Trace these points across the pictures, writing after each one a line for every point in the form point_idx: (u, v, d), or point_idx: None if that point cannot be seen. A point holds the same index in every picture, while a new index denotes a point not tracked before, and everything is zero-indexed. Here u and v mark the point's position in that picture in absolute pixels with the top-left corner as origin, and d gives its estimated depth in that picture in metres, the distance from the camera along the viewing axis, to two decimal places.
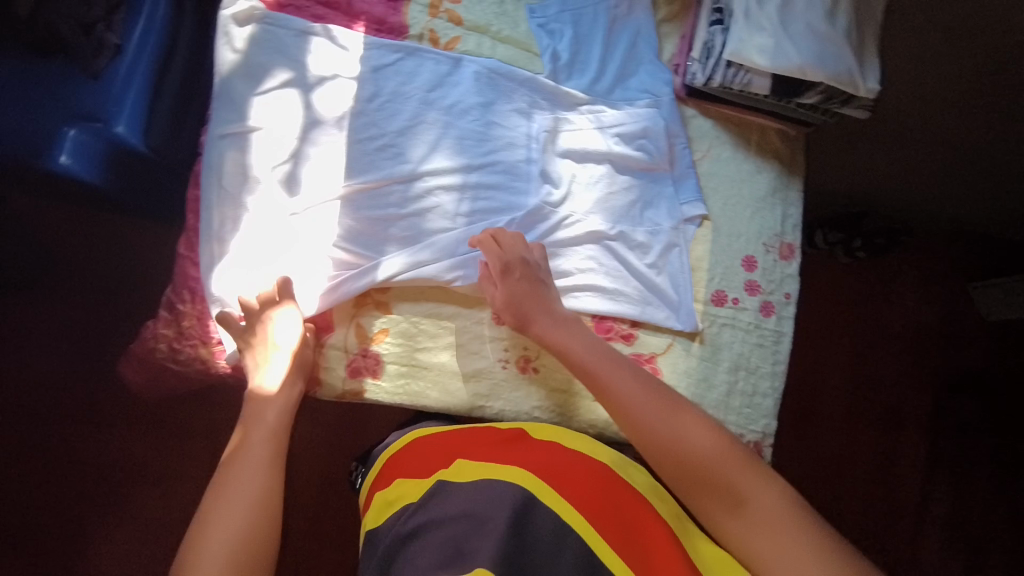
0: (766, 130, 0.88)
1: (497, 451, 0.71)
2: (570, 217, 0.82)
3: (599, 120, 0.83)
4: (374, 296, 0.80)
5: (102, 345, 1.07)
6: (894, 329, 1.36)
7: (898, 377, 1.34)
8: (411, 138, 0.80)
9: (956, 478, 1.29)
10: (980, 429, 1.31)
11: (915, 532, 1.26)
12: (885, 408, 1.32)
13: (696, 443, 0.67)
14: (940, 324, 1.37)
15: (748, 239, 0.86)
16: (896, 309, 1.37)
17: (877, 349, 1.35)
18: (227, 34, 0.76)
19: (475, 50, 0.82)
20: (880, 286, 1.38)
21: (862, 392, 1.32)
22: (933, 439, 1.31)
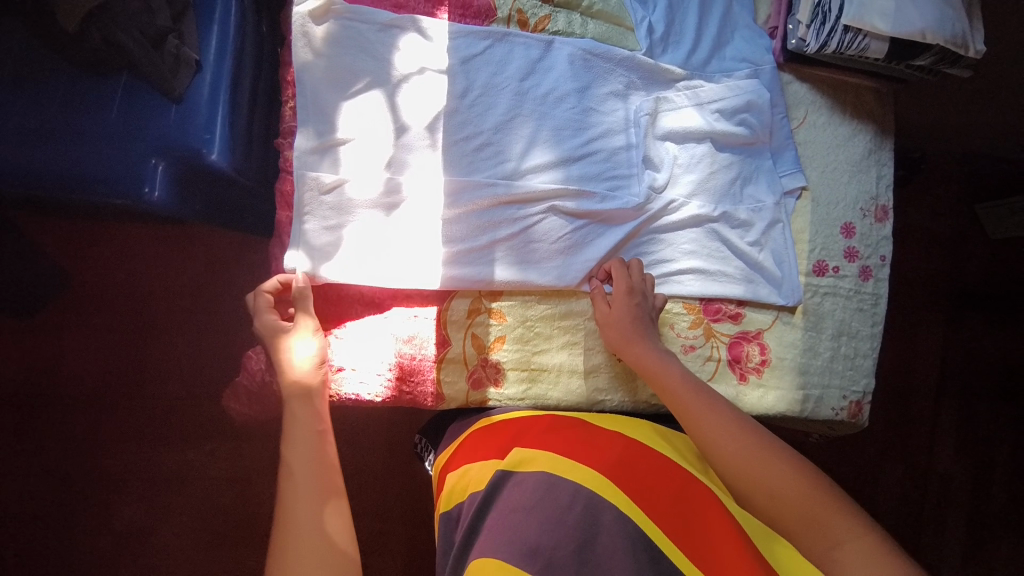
0: (859, 90, 0.86)
1: (572, 446, 0.64)
2: (676, 201, 0.79)
3: (696, 96, 0.80)
4: (486, 304, 0.77)
5: (169, 358, 1.04)
6: (932, 266, 1.38)
7: (921, 303, 1.37)
8: (508, 134, 0.75)
9: (981, 393, 1.35)
10: (994, 343, 1.36)
11: (934, 445, 1.33)
12: (927, 341, 1.36)
13: (785, 476, 0.57)
14: (955, 234, 1.39)
15: (846, 205, 0.85)
16: (928, 246, 1.38)
17: (917, 285, 1.37)
18: (305, 34, 0.69)
19: (566, 29, 0.78)
20: (919, 223, 1.39)
21: (904, 329, 1.36)
22: (971, 366, 1.36)
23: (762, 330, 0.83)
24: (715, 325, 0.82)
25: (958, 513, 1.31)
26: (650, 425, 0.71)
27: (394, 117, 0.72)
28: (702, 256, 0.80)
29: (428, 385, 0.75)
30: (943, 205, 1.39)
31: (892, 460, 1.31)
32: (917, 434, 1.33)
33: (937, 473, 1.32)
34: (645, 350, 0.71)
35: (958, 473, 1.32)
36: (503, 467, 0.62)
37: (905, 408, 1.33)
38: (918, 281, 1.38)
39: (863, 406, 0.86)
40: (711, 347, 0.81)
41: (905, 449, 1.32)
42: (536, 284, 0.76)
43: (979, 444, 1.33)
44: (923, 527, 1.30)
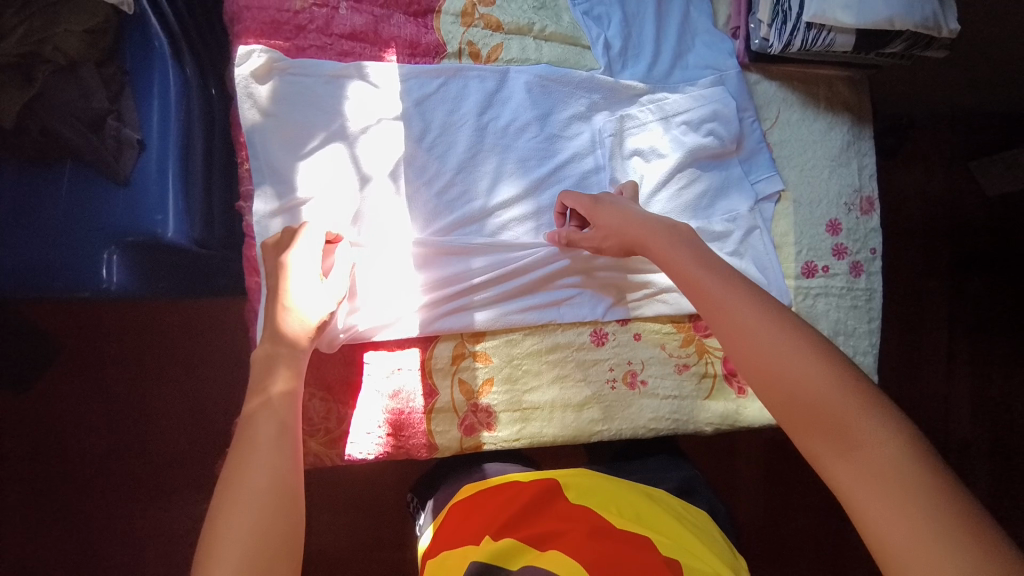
0: (831, 81, 0.83)
1: (552, 525, 0.57)
2: None
3: (661, 109, 0.77)
4: (470, 347, 0.75)
5: (157, 423, 1.01)
6: (929, 234, 1.35)
7: (923, 272, 1.34)
8: (472, 172, 0.73)
9: (992, 355, 1.32)
10: (1003, 305, 1.32)
11: (949, 413, 1.30)
12: (931, 311, 1.33)
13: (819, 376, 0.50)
14: (952, 197, 1.35)
15: (829, 202, 0.83)
16: (926, 214, 1.35)
17: (915, 255, 1.34)
18: (249, 95, 0.67)
19: (520, 56, 0.74)
20: (913, 190, 1.35)
21: (905, 302, 1.33)
22: (979, 331, 1.32)
23: None
24: (707, 340, 0.81)
25: (981, 480, 1.28)
26: (643, 496, 0.64)
27: (354, 172, 0.70)
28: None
29: (420, 438, 0.73)
30: (935, 169, 1.36)
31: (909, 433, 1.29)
32: (930, 404, 1.30)
33: (955, 441, 1.29)
34: (651, 238, 0.66)
35: (976, 440, 1.29)
36: (480, 557, 0.55)
37: (915, 380, 1.31)
38: (916, 250, 1.34)
39: None
40: (706, 364, 0.81)
41: (921, 421, 1.29)
42: (514, 320, 0.75)
43: (995, 407, 1.31)
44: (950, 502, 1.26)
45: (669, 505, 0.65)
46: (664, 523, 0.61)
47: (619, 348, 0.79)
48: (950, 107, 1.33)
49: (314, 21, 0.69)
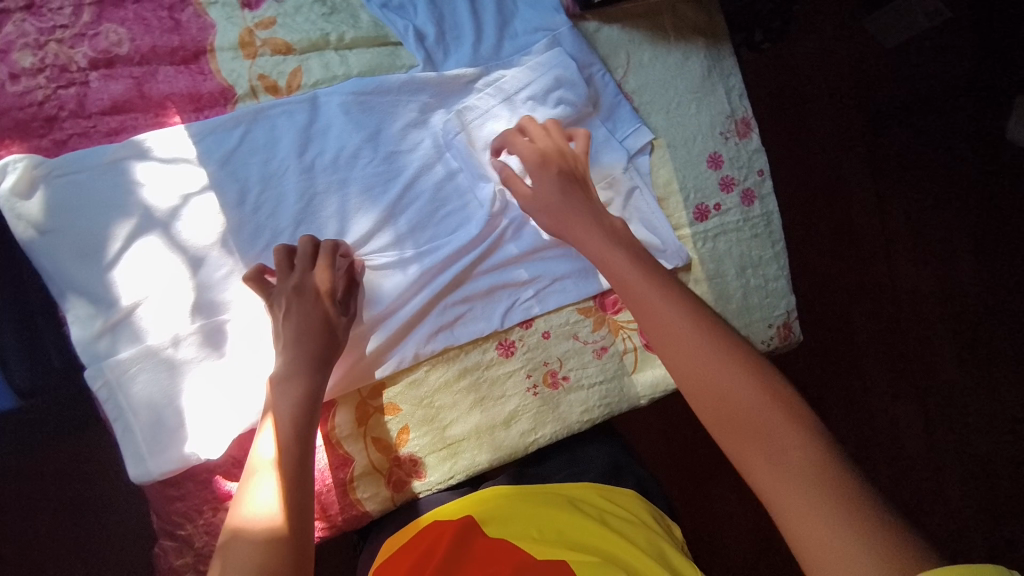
0: (675, 5, 0.76)
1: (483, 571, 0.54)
2: None
3: (501, 91, 0.69)
4: (373, 403, 0.70)
5: None
6: (840, 101, 1.31)
7: (841, 143, 1.29)
8: (313, 219, 0.65)
9: (922, 200, 1.30)
10: (925, 148, 1.31)
11: (902, 269, 1.28)
12: (863, 178, 1.29)
13: (754, 389, 0.49)
14: (852, 56, 1.31)
15: (705, 136, 0.78)
16: (832, 82, 1.31)
17: (831, 128, 1.30)
18: (16, 214, 0.56)
19: (325, 75, 0.64)
20: (815, 62, 1.30)
21: (837, 176, 1.29)
22: (915, 180, 1.31)
23: None
24: (619, 316, 0.78)
25: (943, 326, 1.26)
26: (565, 507, 0.61)
27: (178, 258, 0.60)
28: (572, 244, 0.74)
29: (349, 509, 0.68)
30: (830, 34, 1.31)
31: (860, 303, 1.25)
32: (875, 268, 1.27)
33: (923, 292, 1.28)
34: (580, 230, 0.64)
35: (943, 288, 1.28)
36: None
37: (865, 246, 1.28)
38: (832, 121, 1.31)
39: (791, 324, 0.85)
40: (623, 341, 0.78)
41: (882, 289, 1.26)
42: (411, 359, 0.69)
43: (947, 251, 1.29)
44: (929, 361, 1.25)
45: (592, 502, 0.63)
46: (592, 524, 0.59)
47: (531, 352, 0.75)
48: None
49: (64, 105, 0.58)
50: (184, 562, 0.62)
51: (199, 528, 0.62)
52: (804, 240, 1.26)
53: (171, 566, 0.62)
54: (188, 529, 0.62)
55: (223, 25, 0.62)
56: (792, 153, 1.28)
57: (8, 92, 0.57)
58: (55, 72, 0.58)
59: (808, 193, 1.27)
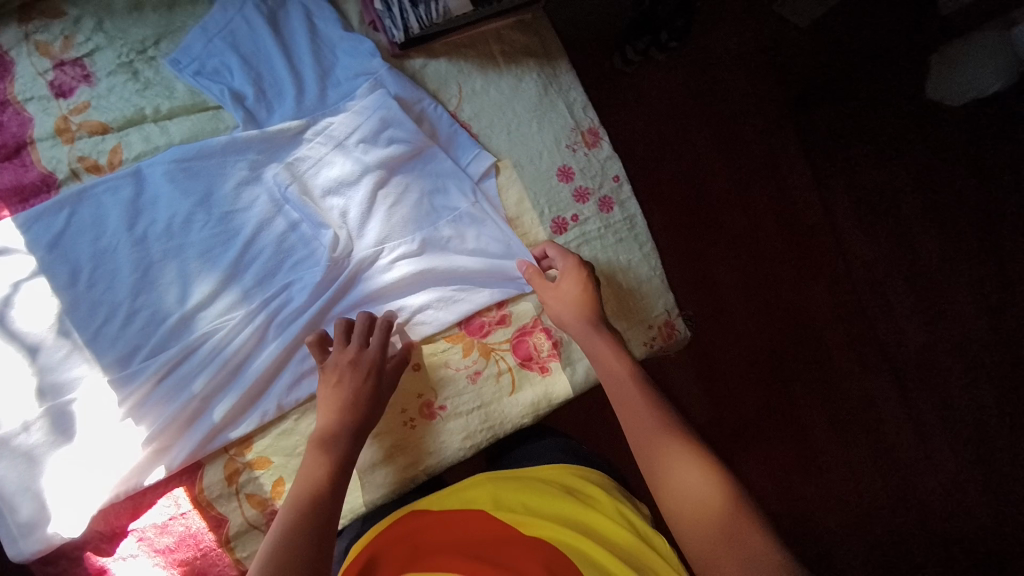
0: (501, 31, 0.78)
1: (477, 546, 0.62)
2: (384, 250, 0.72)
3: (331, 139, 0.71)
4: (243, 459, 0.69)
5: None
6: (761, 90, 1.38)
7: (767, 128, 1.37)
8: (151, 289, 0.65)
9: (861, 168, 1.39)
10: (844, 127, 1.39)
11: (845, 243, 1.37)
12: (793, 160, 1.38)
13: (680, 467, 0.57)
14: (763, 47, 1.38)
15: (551, 151, 0.79)
16: (748, 73, 1.38)
17: (752, 117, 1.37)
18: None
19: (147, 147, 0.67)
20: (727, 58, 1.37)
21: (772, 160, 1.37)
22: (841, 157, 1.39)
23: (538, 316, 0.79)
24: (489, 340, 0.77)
25: (899, 286, 1.36)
26: (537, 487, 0.70)
27: (14, 348, 0.62)
28: (425, 267, 0.73)
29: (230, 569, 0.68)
30: (741, 29, 1.38)
31: (814, 281, 1.34)
32: (820, 242, 1.36)
33: (864, 262, 1.37)
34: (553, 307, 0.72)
35: (878, 260, 1.37)
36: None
37: (800, 224, 1.36)
38: (756, 109, 1.38)
39: (675, 321, 0.84)
40: (496, 363, 0.77)
41: (823, 264, 1.35)
42: (273, 411, 0.69)
43: (882, 222, 1.38)
44: (876, 324, 1.35)
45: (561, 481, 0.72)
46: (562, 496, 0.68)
47: (402, 386, 0.75)
48: None
49: None
50: None
51: None
52: (745, 227, 1.34)
53: None
54: None
55: (40, 116, 0.65)
56: (721, 145, 1.35)
57: None
58: None
59: (740, 179, 1.35)
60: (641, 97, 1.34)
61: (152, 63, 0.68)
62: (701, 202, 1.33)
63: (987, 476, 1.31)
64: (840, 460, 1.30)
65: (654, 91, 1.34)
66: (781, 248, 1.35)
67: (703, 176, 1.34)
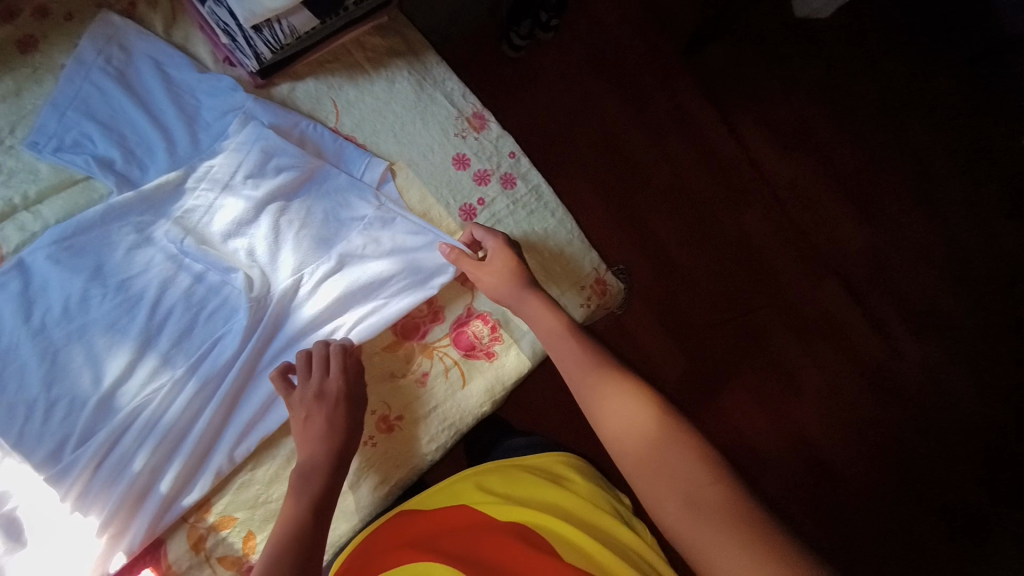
0: (361, 39, 0.79)
1: (446, 540, 0.63)
2: (302, 278, 0.71)
3: (217, 182, 0.70)
4: (206, 523, 0.67)
5: None
6: (651, 46, 1.42)
7: (663, 74, 1.42)
8: (64, 377, 0.63)
9: (761, 97, 1.45)
10: (737, 62, 1.45)
11: (767, 168, 1.42)
12: (698, 103, 1.42)
13: (617, 399, 0.60)
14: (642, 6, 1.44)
15: (441, 143, 0.80)
16: (634, 33, 1.42)
17: (649, 72, 1.41)
18: None
19: (25, 235, 0.65)
20: (611, 23, 1.41)
21: (679, 108, 1.41)
22: (741, 91, 1.44)
23: (471, 305, 0.80)
24: (428, 339, 0.78)
25: (827, 197, 1.43)
26: (522, 476, 0.71)
27: None
28: (349, 281, 0.73)
29: None
30: None
31: (746, 210, 1.39)
32: (743, 172, 1.41)
33: (789, 183, 1.42)
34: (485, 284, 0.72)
35: (800, 177, 1.43)
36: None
37: (720, 162, 1.40)
38: (652, 65, 1.42)
39: (606, 275, 0.86)
40: (441, 360, 0.78)
41: (751, 192, 1.40)
42: (226, 465, 0.67)
43: (795, 143, 1.44)
44: (813, 236, 1.40)
45: (545, 471, 0.73)
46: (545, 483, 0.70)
47: None
48: None
49: None
50: None
51: None
52: (669, 175, 1.38)
53: None
54: None
55: None
56: (626, 104, 1.39)
57: None
58: None
59: (652, 133, 1.39)
60: (540, 76, 1.36)
61: (10, 151, 0.66)
62: (621, 160, 1.36)
63: (952, 354, 1.39)
64: (814, 367, 1.34)
65: (549, 68, 1.36)
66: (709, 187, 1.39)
67: (619, 137, 1.37)
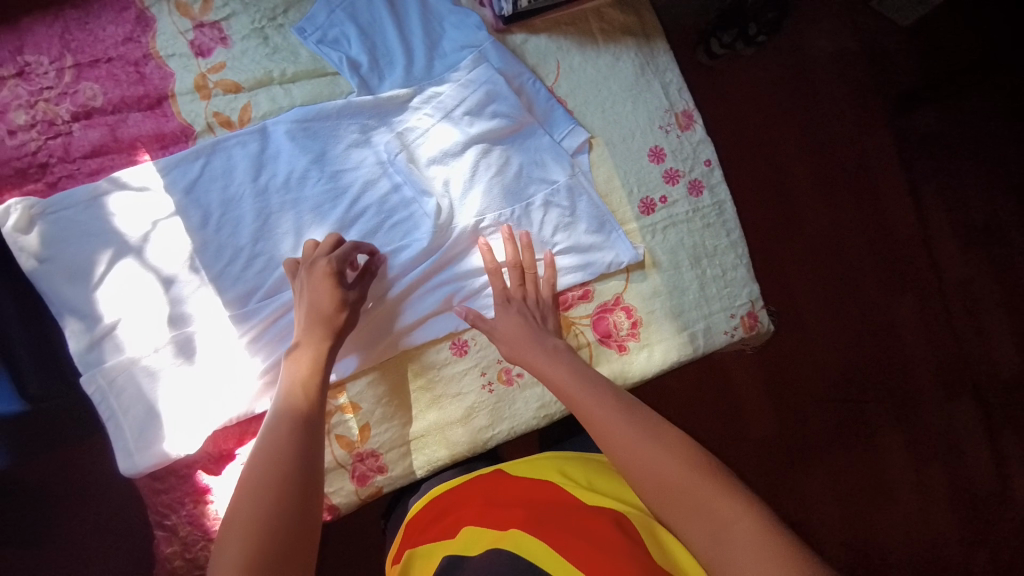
0: (601, 10, 0.80)
1: (514, 504, 0.66)
2: (483, 221, 0.75)
3: (439, 109, 0.74)
4: (335, 402, 0.75)
5: None
6: (855, 93, 1.32)
7: (854, 127, 1.31)
8: (269, 237, 0.72)
9: (958, 179, 1.30)
10: (943, 136, 1.30)
11: (935, 260, 1.29)
12: (886, 166, 1.31)
13: (635, 432, 0.59)
14: (857, 48, 1.32)
15: (643, 131, 0.79)
16: (840, 74, 1.32)
17: (844, 119, 1.31)
18: (20, 249, 0.66)
19: (272, 107, 0.73)
20: (820, 57, 1.32)
21: (863, 166, 1.30)
22: (937, 168, 1.31)
23: (620, 294, 0.80)
24: (570, 313, 0.79)
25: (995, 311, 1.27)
26: (612, 475, 0.72)
27: (152, 277, 0.69)
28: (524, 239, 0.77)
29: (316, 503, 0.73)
30: (839, 27, 1.32)
31: (903, 294, 1.27)
32: (913, 254, 1.29)
33: (955, 280, 1.29)
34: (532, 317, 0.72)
35: (971, 281, 1.28)
36: (452, 551, 0.63)
37: (887, 235, 1.29)
38: (847, 111, 1.32)
39: (757, 312, 0.83)
40: (576, 335, 0.78)
41: (907, 279, 1.28)
42: (370, 360, 0.75)
43: (979, 240, 1.29)
44: (964, 343, 1.27)
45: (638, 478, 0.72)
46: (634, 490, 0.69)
47: (483, 350, 0.78)
48: None
49: (53, 152, 0.68)
50: (174, 548, 0.69)
51: (183, 517, 0.70)
52: (830, 230, 1.28)
53: (162, 553, 0.70)
54: (174, 518, 0.70)
55: (180, 72, 0.71)
56: (809, 145, 1.30)
57: (8, 146, 0.67)
58: (45, 127, 0.68)
59: (824, 182, 1.29)
60: (728, 90, 1.29)
61: (280, 30, 0.74)
62: (784, 200, 1.27)
63: None
64: (915, 483, 1.22)
65: (740, 82, 1.29)
66: (875, 253, 1.28)
67: (791, 175, 1.28)
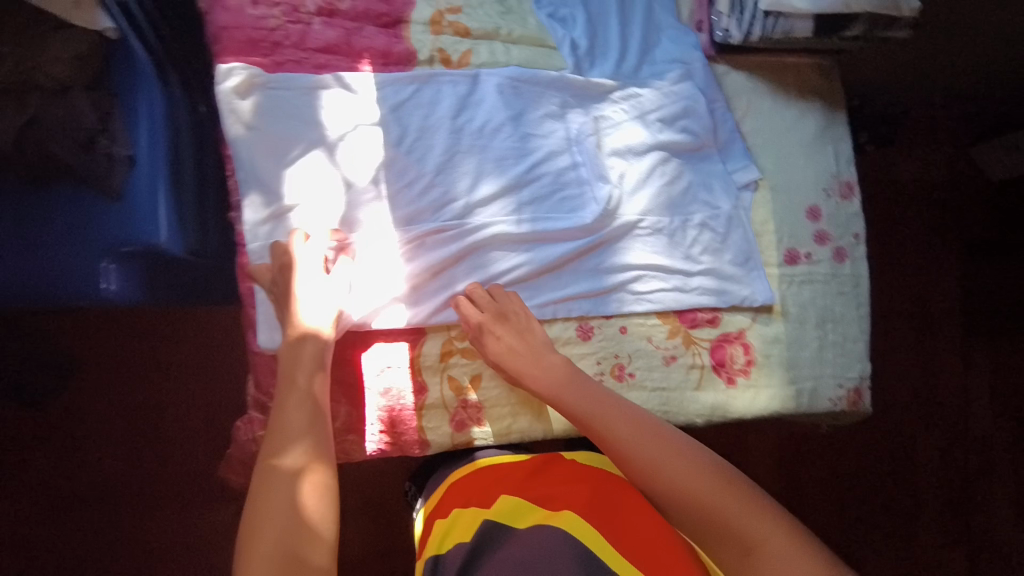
0: (799, 67, 0.86)
1: (556, 495, 0.65)
2: (642, 222, 0.79)
3: (636, 107, 0.80)
4: (457, 345, 0.75)
5: (151, 438, 1.00)
6: (943, 223, 1.35)
7: (932, 254, 1.35)
8: (450, 173, 0.74)
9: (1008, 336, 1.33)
10: (1004, 289, 1.33)
11: (969, 406, 1.30)
12: (956, 298, 1.34)
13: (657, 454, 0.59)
14: (949, 183, 1.37)
15: (808, 186, 0.83)
16: (937, 202, 1.36)
17: (936, 244, 1.34)
18: (233, 111, 0.69)
19: (490, 59, 0.78)
20: (918, 180, 1.36)
21: (926, 297, 1.32)
22: (1003, 317, 1.33)
23: (744, 329, 0.81)
24: (694, 331, 0.80)
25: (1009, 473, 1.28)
26: None
27: (338, 174, 0.72)
28: (672, 250, 0.80)
29: (412, 434, 0.73)
30: (936, 157, 1.37)
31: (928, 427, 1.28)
32: (946, 393, 1.30)
33: (976, 432, 1.29)
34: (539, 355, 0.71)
35: (991, 434, 1.29)
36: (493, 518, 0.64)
37: (931, 363, 1.30)
38: (925, 234, 1.35)
39: (863, 391, 0.84)
40: (694, 355, 0.79)
41: (941, 412, 1.29)
42: None
43: (1008, 392, 1.31)
44: (971, 485, 1.27)
45: None
46: None
47: (606, 341, 0.78)
48: (955, 94, 1.35)
49: (289, 37, 0.73)
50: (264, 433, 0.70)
51: None
52: (885, 340, 1.30)
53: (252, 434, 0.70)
54: None
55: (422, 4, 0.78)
56: (887, 259, 1.32)
57: (249, 15, 0.71)
58: (290, 10, 0.73)
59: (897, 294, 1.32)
60: None
61: None
62: None
63: None
64: None
65: None
66: (911, 379, 1.29)
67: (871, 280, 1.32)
